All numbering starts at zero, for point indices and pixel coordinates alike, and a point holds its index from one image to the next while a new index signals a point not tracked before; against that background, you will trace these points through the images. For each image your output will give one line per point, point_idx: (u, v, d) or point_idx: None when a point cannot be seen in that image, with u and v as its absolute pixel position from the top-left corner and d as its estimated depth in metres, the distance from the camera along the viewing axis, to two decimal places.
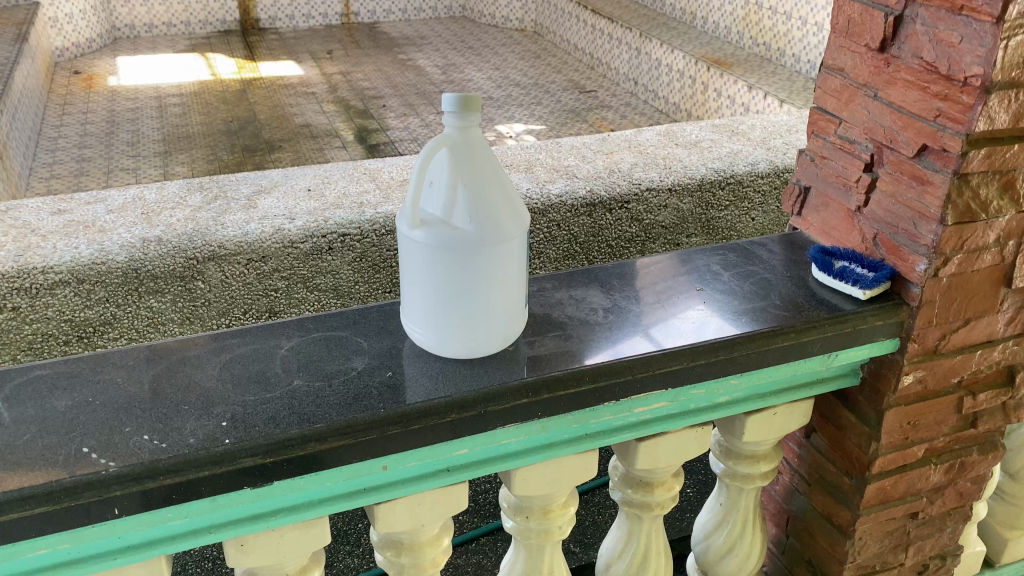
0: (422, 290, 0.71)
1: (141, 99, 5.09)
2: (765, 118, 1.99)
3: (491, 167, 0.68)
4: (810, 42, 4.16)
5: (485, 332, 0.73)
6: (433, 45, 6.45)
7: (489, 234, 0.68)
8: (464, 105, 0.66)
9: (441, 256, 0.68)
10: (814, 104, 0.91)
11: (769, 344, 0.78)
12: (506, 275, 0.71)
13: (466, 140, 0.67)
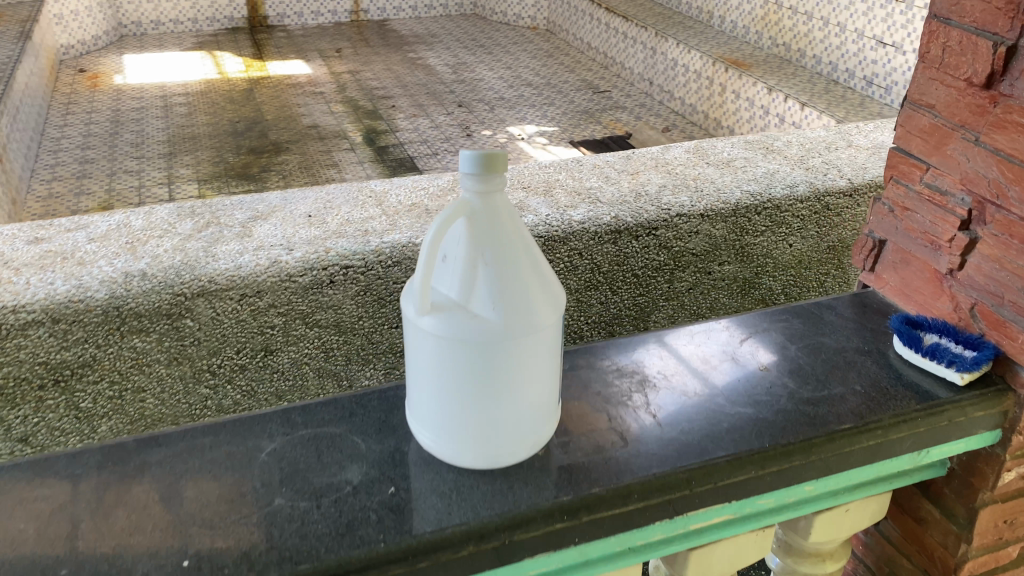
0: (434, 385, 0.60)
1: (146, 99, 4.98)
2: (802, 134, 1.84)
3: (519, 238, 0.57)
4: (834, 43, 3.96)
5: (513, 433, 0.62)
6: (443, 43, 6.32)
7: (517, 322, 0.57)
8: (489, 160, 0.54)
9: (455, 351, 0.57)
10: (905, 143, 0.82)
11: (857, 445, 0.70)
12: (538, 369, 0.60)
13: (490, 205, 0.56)
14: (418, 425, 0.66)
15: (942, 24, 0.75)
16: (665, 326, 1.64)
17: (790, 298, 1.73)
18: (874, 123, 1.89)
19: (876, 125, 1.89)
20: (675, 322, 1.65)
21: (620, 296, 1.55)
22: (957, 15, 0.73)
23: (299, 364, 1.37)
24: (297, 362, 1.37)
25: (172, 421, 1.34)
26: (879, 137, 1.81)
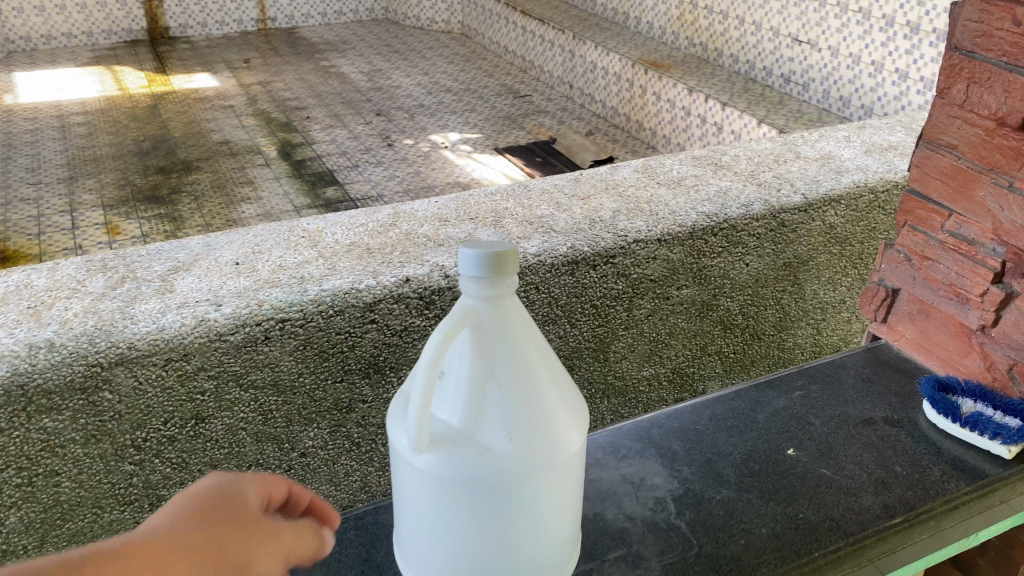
0: (443, 492, 0.71)
1: (41, 119, 4.66)
2: (749, 146, 1.79)
3: (524, 343, 0.70)
4: (749, 42, 3.86)
5: (520, 531, 0.74)
6: (356, 50, 6.13)
7: (523, 427, 0.70)
8: (495, 265, 0.66)
9: (467, 457, 0.69)
10: (927, 187, 1.15)
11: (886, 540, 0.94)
12: (547, 470, 0.72)
13: (496, 314, 0.69)
14: (420, 541, 0.77)
15: (969, 61, 1.04)
16: (624, 355, 1.53)
17: (748, 318, 1.64)
18: (819, 133, 1.86)
19: (822, 134, 1.86)
20: (635, 350, 1.54)
21: (579, 328, 1.44)
22: (982, 56, 1.02)
23: (235, 431, 1.23)
24: (233, 429, 1.22)
25: (92, 505, 1.18)
26: (826, 147, 1.78)
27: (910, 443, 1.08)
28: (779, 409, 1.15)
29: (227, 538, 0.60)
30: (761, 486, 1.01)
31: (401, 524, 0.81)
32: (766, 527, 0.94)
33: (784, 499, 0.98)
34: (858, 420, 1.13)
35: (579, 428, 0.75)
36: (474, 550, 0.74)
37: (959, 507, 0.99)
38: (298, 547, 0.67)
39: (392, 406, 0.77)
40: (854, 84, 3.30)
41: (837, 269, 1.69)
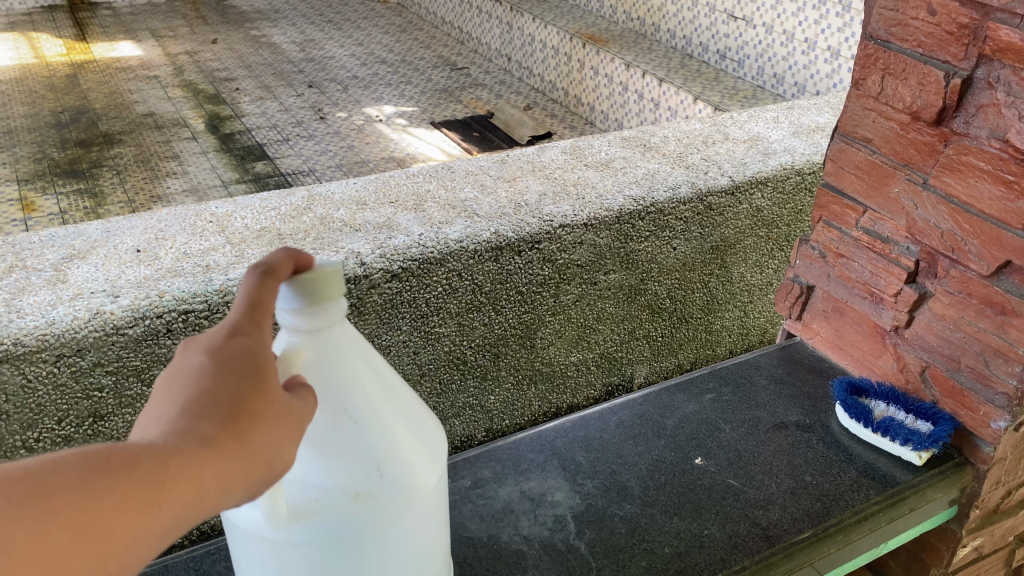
0: (312, 551, 0.68)
1: None
2: (677, 127, 1.75)
3: (364, 366, 0.69)
4: (686, 17, 3.83)
5: (399, 565, 0.74)
6: (289, 19, 5.93)
7: (387, 456, 0.69)
8: (319, 291, 0.65)
9: (336, 508, 0.67)
10: (844, 181, 1.15)
11: (798, 555, 0.96)
12: (418, 495, 0.72)
13: (327, 345, 0.67)
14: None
15: (885, 51, 1.02)
16: (551, 342, 1.49)
17: (675, 302, 1.63)
18: (747, 114, 1.84)
19: (750, 115, 1.84)
20: (562, 336, 1.50)
21: (504, 315, 1.39)
22: (898, 44, 1.00)
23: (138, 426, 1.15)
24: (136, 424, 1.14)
25: None
26: (754, 128, 1.76)
27: (813, 453, 1.11)
28: (688, 415, 1.19)
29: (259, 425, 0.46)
30: (667, 501, 1.03)
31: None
32: (669, 546, 0.96)
33: (690, 515, 1.01)
34: (769, 426, 1.16)
35: (432, 440, 0.75)
36: None
37: (869, 518, 1.01)
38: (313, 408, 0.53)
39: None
40: (788, 62, 3.30)
41: (764, 251, 1.68)
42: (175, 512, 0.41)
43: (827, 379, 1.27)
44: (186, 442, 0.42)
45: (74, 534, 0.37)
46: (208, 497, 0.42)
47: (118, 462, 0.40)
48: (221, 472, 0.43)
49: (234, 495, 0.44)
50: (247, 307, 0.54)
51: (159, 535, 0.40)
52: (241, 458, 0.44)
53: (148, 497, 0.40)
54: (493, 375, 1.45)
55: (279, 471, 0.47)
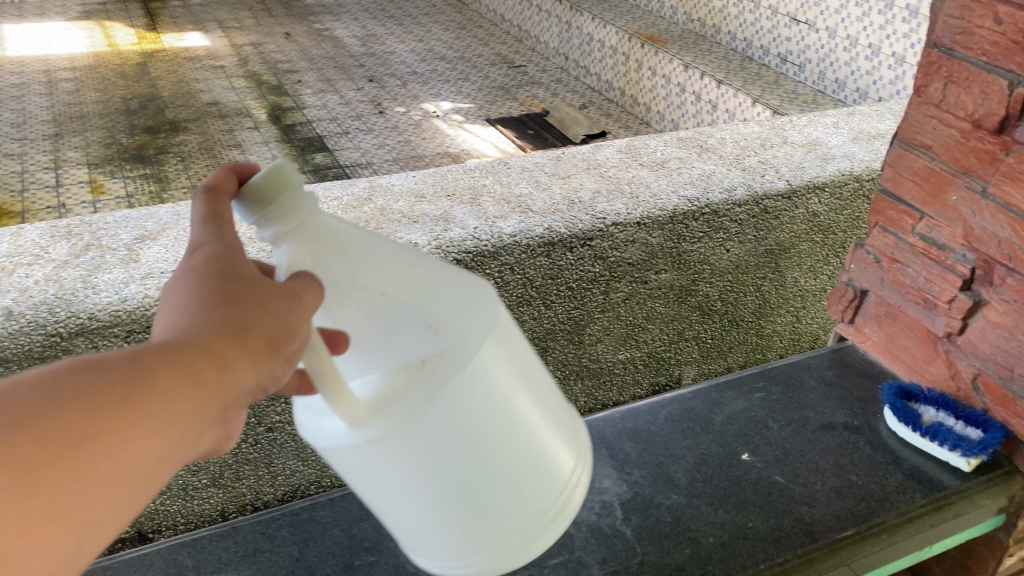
0: (420, 450, 0.68)
1: (28, 73, 4.55)
2: (735, 129, 1.75)
3: (367, 248, 0.66)
4: (747, 20, 3.79)
5: (522, 432, 0.71)
6: (351, 14, 6.01)
7: (431, 312, 0.66)
8: (276, 191, 0.60)
9: (413, 383, 0.66)
10: (901, 187, 1.14)
11: (839, 551, 0.97)
12: (484, 338, 0.69)
13: (322, 242, 0.63)
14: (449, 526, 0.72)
15: (947, 59, 1.01)
16: (600, 338, 1.50)
17: (727, 304, 1.63)
18: (806, 118, 1.82)
19: (809, 119, 1.82)
20: (611, 333, 1.51)
21: (554, 310, 1.41)
22: (961, 51, 1.00)
23: None
24: None
25: None
26: (813, 133, 1.75)
27: (860, 453, 1.11)
28: (736, 412, 1.19)
29: (248, 313, 0.52)
30: (713, 493, 1.04)
31: (417, 540, 0.74)
32: (713, 536, 0.98)
33: (735, 507, 1.02)
34: (817, 426, 1.16)
35: (472, 285, 0.72)
36: (494, 487, 0.70)
37: (912, 521, 1.01)
38: (319, 291, 0.59)
39: (307, 432, 0.71)
40: (850, 67, 3.25)
41: (819, 257, 1.67)
42: (181, 395, 0.48)
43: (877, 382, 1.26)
44: (178, 340, 0.49)
45: (89, 421, 0.44)
46: (211, 379, 0.49)
47: (104, 366, 0.46)
48: (217, 355, 0.50)
49: (240, 373, 0.51)
50: (207, 220, 0.59)
51: (174, 416, 0.47)
52: (237, 340, 0.51)
53: (150, 385, 0.47)
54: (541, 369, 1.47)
55: (284, 345, 0.54)
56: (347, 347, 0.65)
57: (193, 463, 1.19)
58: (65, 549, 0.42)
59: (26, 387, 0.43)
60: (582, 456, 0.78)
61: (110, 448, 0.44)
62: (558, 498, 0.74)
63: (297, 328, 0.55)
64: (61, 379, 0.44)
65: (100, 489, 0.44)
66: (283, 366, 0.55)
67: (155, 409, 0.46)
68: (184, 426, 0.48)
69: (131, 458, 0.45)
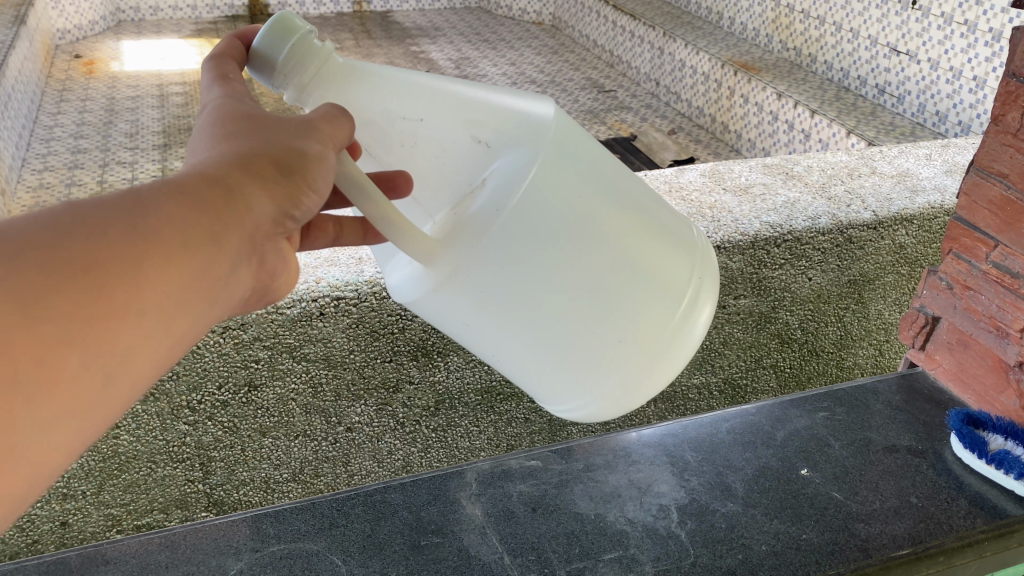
0: (507, 285, 0.64)
1: (143, 87, 4.81)
2: (822, 157, 1.73)
3: (394, 77, 0.70)
4: (845, 49, 3.73)
5: (617, 253, 0.65)
6: (447, 37, 6.16)
7: (479, 128, 0.68)
8: (286, 39, 0.65)
9: (474, 221, 0.64)
10: (976, 215, 1.12)
11: (912, 569, 0.90)
12: (549, 159, 0.64)
13: (350, 84, 0.68)
14: (559, 370, 0.69)
15: None
16: None
17: (807, 333, 1.61)
18: (897, 148, 1.79)
19: (900, 150, 1.79)
20: None
21: None
22: None
23: (285, 401, 1.21)
24: (284, 399, 1.21)
25: (147, 460, 1.19)
26: (903, 163, 1.72)
27: (922, 477, 1.01)
28: (800, 429, 1.09)
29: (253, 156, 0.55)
30: None
31: (541, 388, 0.73)
32: (767, 544, 0.90)
33: None
34: (880, 447, 1.06)
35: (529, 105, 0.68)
36: (594, 312, 0.66)
37: (990, 547, 0.94)
38: (344, 121, 0.59)
39: (394, 286, 0.74)
40: (952, 100, 3.16)
41: (904, 289, 1.63)
42: (196, 224, 0.49)
43: (945, 409, 1.16)
44: (187, 179, 0.51)
45: (97, 250, 0.44)
46: (222, 211, 0.51)
47: (101, 204, 0.46)
48: (227, 187, 0.52)
49: (253, 202, 0.53)
50: (215, 82, 0.63)
51: (193, 234, 0.48)
52: (246, 176, 0.53)
53: (162, 216, 0.47)
54: None
55: (299, 171, 0.56)
56: (412, 186, 0.70)
57: (276, 457, 1.26)
58: (99, 363, 0.44)
59: (32, 221, 0.43)
60: (700, 274, 0.71)
61: (124, 270, 0.44)
62: (673, 324, 0.69)
63: (314, 155, 0.56)
64: (66, 214, 0.44)
65: (120, 310, 0.44)
66: (306, 195, 0.56)
67: (168, 238, 0.47)
68: (207, 253, 0.49)
69: (151, 288, 0.46)
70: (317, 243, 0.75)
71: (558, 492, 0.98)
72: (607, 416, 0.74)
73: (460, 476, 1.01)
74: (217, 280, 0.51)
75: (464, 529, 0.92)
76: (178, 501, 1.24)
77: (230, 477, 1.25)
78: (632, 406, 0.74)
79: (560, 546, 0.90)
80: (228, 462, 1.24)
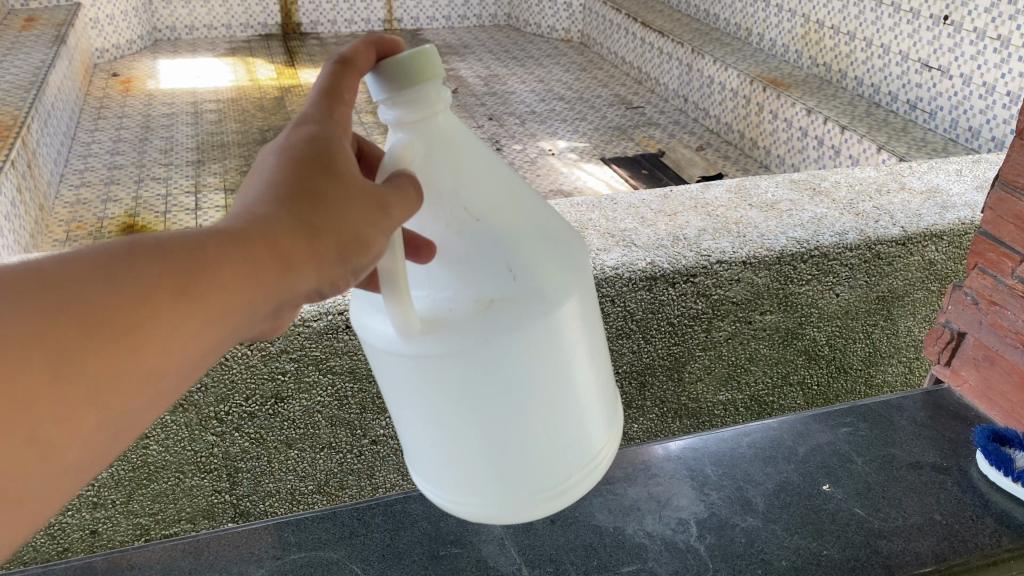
0: (451, 388, 0.63)
1: (178, 104, 4.90)
2: (850, 173, 1.71)
3: (480, 162, 0.64)
4: (875, 65, 3.70)
5: (559, 411, 0.66)
6: (476, 54, 6.21)
7: (517, 257, 0.63)
8: (417, 74, 0.60)
9: (460, 325, 0.62)
10: (1000, 230, 1.11)
11: None
12: (566, 285, 0.65)
13: (434, 139, 0.63)
14: (459, 458, 0.67)
15: None
16: (700, 377, 1.51)
17: (835, 349, 1.59)
18: (926, 164, 1.77)
19: (930, 166, 1.77)
20: (712, 373, 1.51)
21: (653, 345, 1.42)
22: None
23: (312, 413, 1.23)
24: (310, 411, 1.22)
25: (176, 470, 1.21)
26: (933, 179, 1.70)
27: (947, 494, 1.00)
28: (822, 444, 1.08)
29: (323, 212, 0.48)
30: None
31: (433, 464, 0.69)
32: (786, 559, 0.90)
33: None
34: (903, 463, 1.05)
35: (565, 232, 0.68)
36: (513, 447, 0.66)
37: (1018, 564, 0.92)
38: (413, 204, 0.54)
39: (358, 322, 0.69)
40: (985, 115, 3.13)
41: (935, 306, 1.61)
42: (236, 291, 0.44)
43: (971, 426, 1.14)
44: (242, 222, 0.45)
45: (136, 316, 0.40)
46: (267, 279, 0.45)
47: (156, 249, 0.42)
48: (278, 253, 0.45)
49: (300, 279, 0.47)
50: (321, 94, 0.55)
51: (228, 313, 0.44)
52: (303, 242, 0.46)
53: (213, 280, 0.43)
54: (638, 404, 1.49)
55: (353, 256, 0.49)
56: (432, 258, 0.63)
57: (302, 468, 1.27)
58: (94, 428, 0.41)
59: (97, 261, 0.40)
60: (618, 440, 0.73)
61: (152, 346, 0.41)
62: (584, 470, 0.69)
63: (373, 244, 0.50)
64: (124, 258, 0.41)
65: (135, 385, 0.41)
66: (348, 277, 0.50)
67: (205, 311, 0.43)
68: (230, 328, 0.45)
69: (174, 358, 0.42)
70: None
71: (576, 504, 0.98)
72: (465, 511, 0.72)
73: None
74: (243, 333, 0.47)
75: (483, 539, 0.92)
76: (205, 511, 1.26)
77: (257, 489, 1.27)
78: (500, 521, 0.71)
79: (577, 557, 0.90)
80: (254, 473, 1.25)
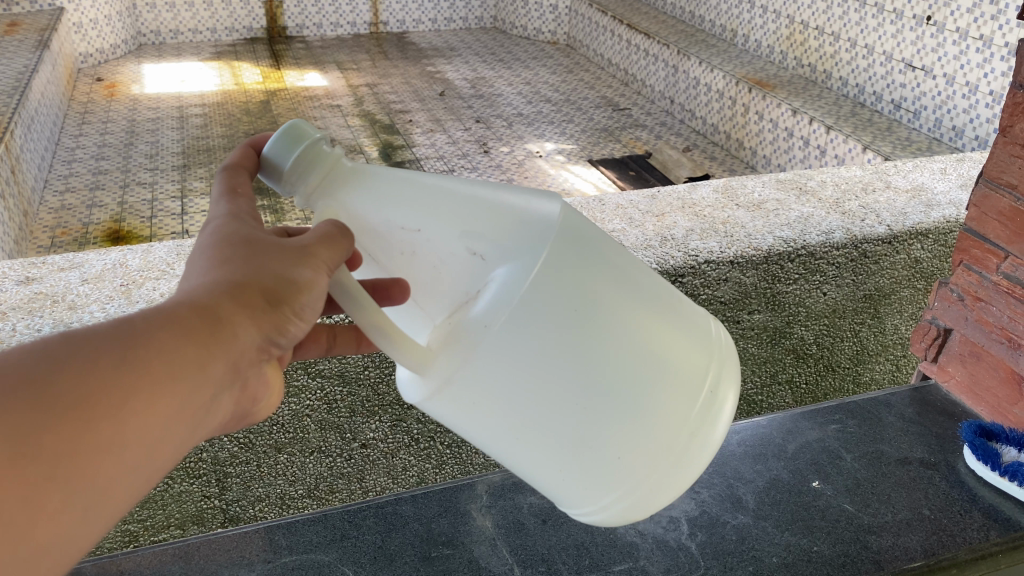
0: (504, 405, 0.58)
1: (163, 109, 4.88)
2: (837, 172, 1.72)
3: (407, 181, 0.62)
4: (860, 65, 3.73)
5: (625, 383, 0.59)
6: (462, 57, 6.19)
7: (476, 238, 0.60)
8: (297, 146, 0.59)
9: (471, 331, 0.58)
10: (985, 227, 1.12)
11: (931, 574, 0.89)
12: (539, 233, 0.58)
13: (355, 185, 0.61)
14: (567, 465, 0.61)
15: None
16: None
17: (822, 348, 1.60)
18: (912, 163, 1.78)
19: (915, 164, 1.78)
20: None
21: None
22: None
23: (300, 417, 1.22)
24: (299, 415, 1.22)
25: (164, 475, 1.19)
26: (918, 178, 1.71)
27: (935, 489, 1.00)
28: (811, 441, 1.08)
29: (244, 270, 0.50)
30: None
31: (552, 492, 0.65)
32: (777, 556, 0.90)
33: None
34: (892, 459, 1.05)
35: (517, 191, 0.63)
36: (599, 434, 0.59)
37: (1009, 555, 0.93)
38: (343, 242, 0.54)
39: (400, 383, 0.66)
40: (968, 114, 3.16)
41: (921, 304, 1.63)
42: (176, 352, 0.45)
43: (958, 421, 1.15)
44: (176, 305, 0.47)
45: (83, 386, 0.41)
46: (204, 338, 0.46)
47: (93, 336, 0.43)
48: (213, 316, 0.47)
49: (239, 331, 0.48)
50: (221, 195, 0.57)
51: (180, 373, 0.45)
52: (232, 298, 0.48)
53: (150, 346, 0.44)
54: None
55: (287, 296, 0.50)
56: (407, 297, 0.63)
57: (291, 473, 1.27)
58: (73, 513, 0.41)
59: (31, 351, 0.41)
60: (719, 360, 0.64)
61: (110, 409, 0.42)
62: (693, 414, 0.62)
63: (305, 281, 0.51)
64: (60, 345, 0.42)
65: (100, 456, 0.42)
66: (293, 322, 0.51)
67: (151, 371, 0.44)
68: (189, 384, 0.45)
69: (134, 428, 0.43)
70: (309, 354, 0.75)
71: None
72: (622, 519, 0.66)
73: (471, 488, 1.01)
74: (208, 400, 0.48)
75: (475, 540, 0.92)
76: (194, 516, 1.24)
77: (246, 493, 1.26)
78: (654, 508, 0.65)
79: (569, 557, 0.90)
80: (243, 478, 1.25)
